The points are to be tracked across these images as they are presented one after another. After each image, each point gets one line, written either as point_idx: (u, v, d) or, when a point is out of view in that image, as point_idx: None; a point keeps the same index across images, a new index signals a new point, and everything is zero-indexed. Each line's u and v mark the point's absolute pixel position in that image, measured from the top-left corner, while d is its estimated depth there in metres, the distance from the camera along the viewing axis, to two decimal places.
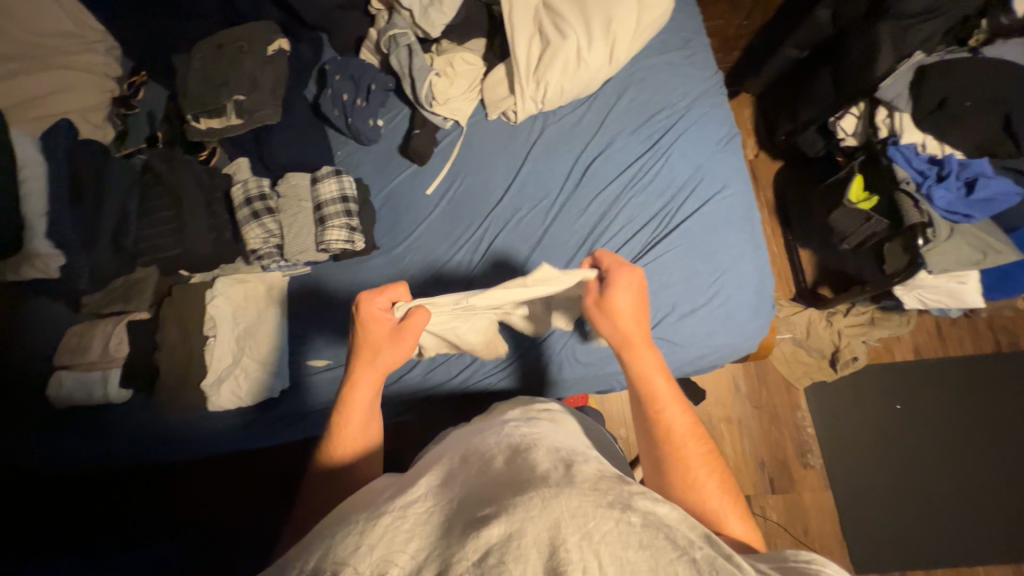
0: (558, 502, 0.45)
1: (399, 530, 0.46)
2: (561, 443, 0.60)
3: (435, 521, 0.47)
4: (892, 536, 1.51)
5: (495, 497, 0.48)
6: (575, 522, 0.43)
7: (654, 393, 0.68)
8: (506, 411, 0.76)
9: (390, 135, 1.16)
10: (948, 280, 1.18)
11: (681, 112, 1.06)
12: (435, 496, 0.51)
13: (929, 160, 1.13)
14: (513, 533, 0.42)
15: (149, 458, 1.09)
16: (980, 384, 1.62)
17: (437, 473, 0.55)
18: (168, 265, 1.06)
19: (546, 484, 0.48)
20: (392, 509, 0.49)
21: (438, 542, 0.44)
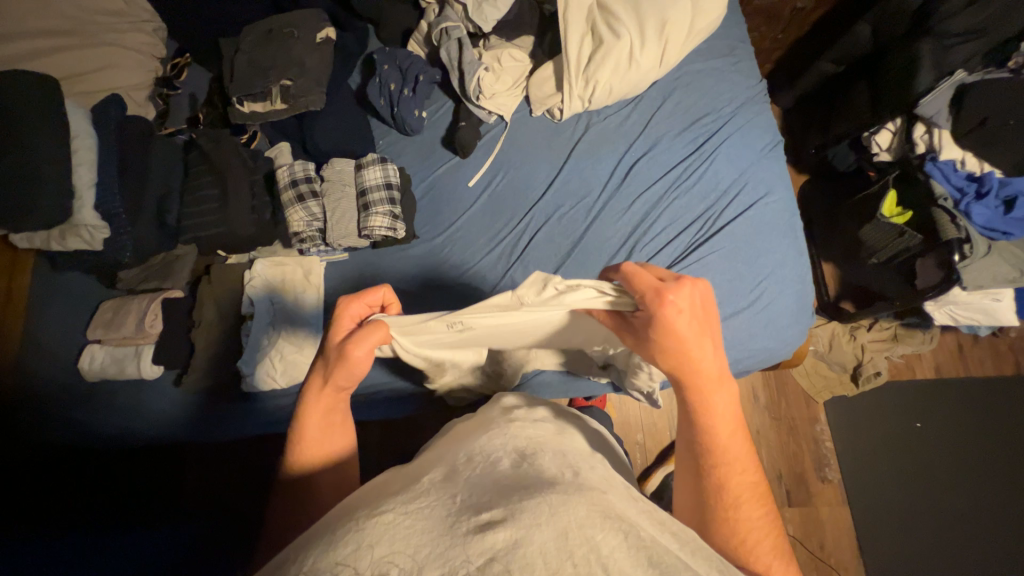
0: (567, 511, 0.44)
1: (399, 527, 0.43)
2: (559, 447, 0.60)
3: (434, 516, 0.45)
4: (908, 555, 1.50)
5: (500, 500, 0.46)
6: (582, 534, 0.43)
7: (715, 444, 0.59)
8: (507, 407, 0.75)
9: (433, 127, 1.17)
10: (983, 297, 1.19)
11: (727, 117, 1.07)
12: (437, 491, 0.48)
13: (968, 177, 1.16)
14: (519, 540, 0.41)
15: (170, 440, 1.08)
16: (1001, 405, 1.62)
17: (441, 469, 0.54)
18: (208, 243, 1.06)
19: (551, 490, 0.48)
20: (392, 507, 0.46)
21: (437, 538, 0.42)
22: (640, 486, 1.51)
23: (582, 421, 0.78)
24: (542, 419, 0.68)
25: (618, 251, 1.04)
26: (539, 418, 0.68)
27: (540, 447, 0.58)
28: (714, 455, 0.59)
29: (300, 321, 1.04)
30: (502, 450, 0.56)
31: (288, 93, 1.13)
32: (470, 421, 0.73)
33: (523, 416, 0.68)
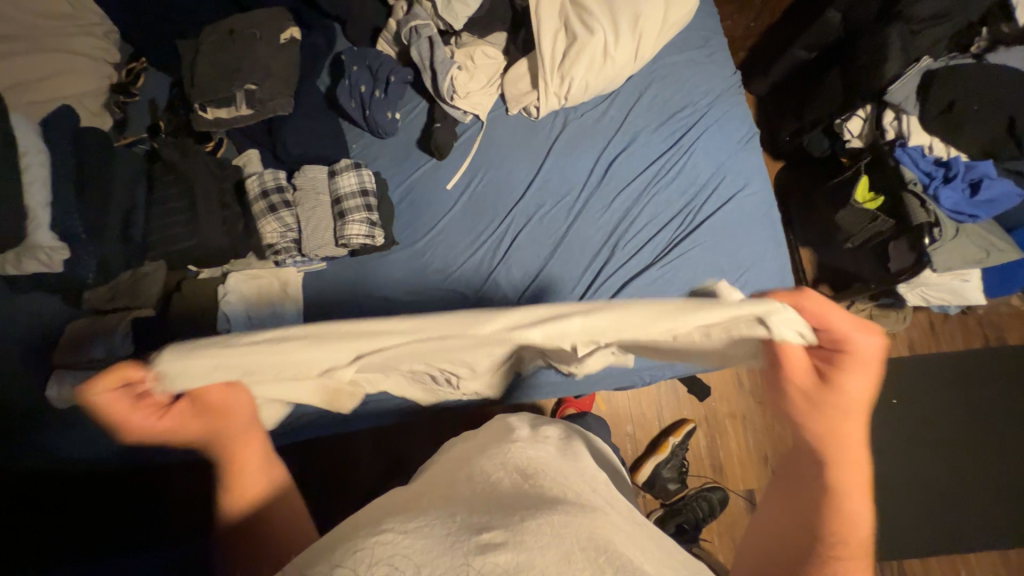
0: (568, 532, 0.45)
1: (400, 546, 0.41)
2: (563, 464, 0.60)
3: (435, 535, 0.43)
4: (889, 527, 1.56)
5: (501, 520, 0.45)
6: (585, 556, 0.43)
7: (841, 529, 0.50)
8: (513, 424, 0.73)
9: (408, 128, 1.14)
10: (952, 278, 1.23)
11: (704, 110, 1.07)
12: (436, 513, 0.47)
13: (935, 162, 1.18)
14: (523, 561, 0.40)
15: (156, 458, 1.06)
16: (970, 377, 1.69)
17: (441, 490, 0.53)
18: (178, 259, 1.02)
19: (553, 510, 0.48)
20: (390, 527, 0.44)
21: (437, 555, 0.41)
22: (632, 476, 1.54)
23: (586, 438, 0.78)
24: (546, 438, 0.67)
25: (602, 247, 1.03)
26: (542, 436, 0.68)
27: (540, 462, 0.58)
28: (832, 537, 0.51)
29: None
30: (500, 469, 0.56)
31: (254, 97, 1.08)
32: (472, 442, 0.70)
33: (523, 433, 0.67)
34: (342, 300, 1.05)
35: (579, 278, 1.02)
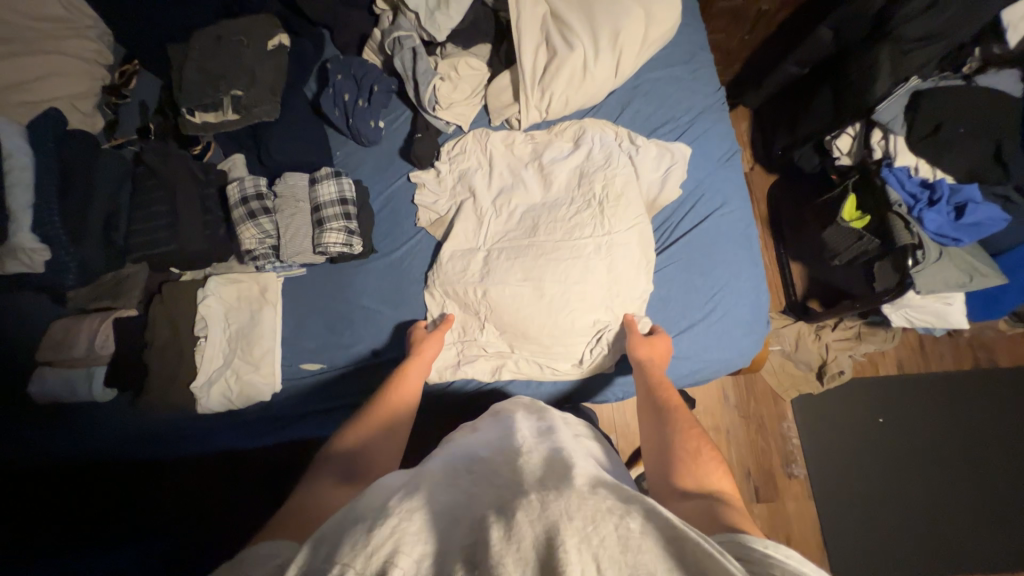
0: (560, 505, 0.47)
1: (405, 531, 0.46)
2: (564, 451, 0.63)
3: (434, 526, 0.48)
4: (870, 547, 1.55)
5: (498, 504, 0.50)
6: (574, 525, 0.45)
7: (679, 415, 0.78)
8: (515, 415, 0.78)
9: (392, 137, 1.15)
10: (935, 301, 1.21)
11: (685, 126, 1.07)
12: (433, 496, 0.52)
13: (922, 183, 1.16)
14: (515, 537, 0.44)
15: (136, 456, 1.07)
16: (959, 398, 1.67)
17: (438, 479, 0.56)
18: (160, 261, 1.04)
19: (547, 489, 0.51)
20: (395, 511, 0.49)
21: (437, 545, 0.46)
22: None
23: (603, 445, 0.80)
24: (541, 424, 0.74)
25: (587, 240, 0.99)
26: (542, 423, 0.75)
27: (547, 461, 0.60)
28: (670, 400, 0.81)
29: (259, 337, 1.03)
30: (498, 470, 0.58)
31: (240, 103, 1.10)
32: (470, 434, 0.74)
33: (524, 428, 0.72)
34: (324, 305, 1.07)
35: (604, 305, 0.97)
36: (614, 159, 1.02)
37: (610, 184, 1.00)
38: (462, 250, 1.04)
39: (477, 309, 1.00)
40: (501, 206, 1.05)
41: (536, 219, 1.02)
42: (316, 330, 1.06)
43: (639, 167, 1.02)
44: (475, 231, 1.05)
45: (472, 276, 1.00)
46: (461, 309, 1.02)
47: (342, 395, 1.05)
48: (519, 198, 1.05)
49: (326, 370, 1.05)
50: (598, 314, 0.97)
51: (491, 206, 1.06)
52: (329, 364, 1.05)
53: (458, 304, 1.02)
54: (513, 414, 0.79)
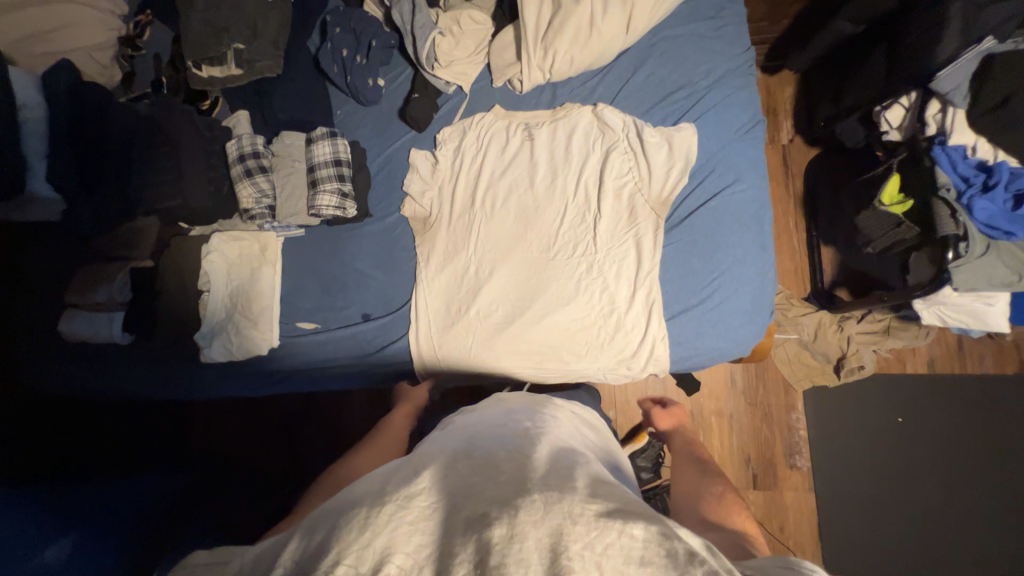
0: (561, 507, 0.50)
1: (402, 521, 0.50)
2: (559, 447, 0.67)
3: (436, 518, 0.51)
4: (868, 546, 1.51)
5: (496, 500, 0.52)
6: (576, 532, 0.47)
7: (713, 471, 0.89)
8: (515, 402, 0.84)
9: (392, 96, 1.11)
10: (972, 300, 1.09)
11: (702, 92, 0.97)
12: (436, 490, 0.54)
13: (977, 166, 1.02)
14: (516, 536, 0.47)
15: (149, 397, 1.15)
16: (995, 405, 1.54)
17: (440, 466, 0.59)
18: (167, 216, 1.08)
19: (548, 487, 0.54)
20: (394, 497, 0.53)
21: (438, 536, 0.50)
22: None
23: (589, 422, 0.85)
24: (542, 413, 0.79)
25: (579, 242, 0.96)
26: (538, 411, 0.79)
27: (545, 454, 0.64)
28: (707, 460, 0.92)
29: (258, 294, 1.07)
30: (496, 457, 0.62)
31: (242, 57, 1.07)
32: (474, 414, 0.79)
33: (524, 416, 0.76)
34: (321, 266, 1.08)
35: (593, 309, 0.95)
36: (612, 164, 0.97)
37: (604, 192, 0.96)
38: (449, 252, 1.02)
39: (459, 313, 1.00)
40: (493, 209, 1.01)
41: (526, 226, 0.99)
42: (311, 291, 1.09)
43: (647, 168, 0.95)
44: (462, 229, 1.02)
45: (461, 270, 1.01)
46: (442, 313, 1.01)
47: (332, 356, 1.06)
48: (512, 199, 1.01)
49: (320, 330, 1.07)
50: (587, 317, 0.95)
51: (483, 208, 1.02)
52: (323, 324, 1.07)
53: (444, 314, 1.01)
54: (506, 402, 0.84)
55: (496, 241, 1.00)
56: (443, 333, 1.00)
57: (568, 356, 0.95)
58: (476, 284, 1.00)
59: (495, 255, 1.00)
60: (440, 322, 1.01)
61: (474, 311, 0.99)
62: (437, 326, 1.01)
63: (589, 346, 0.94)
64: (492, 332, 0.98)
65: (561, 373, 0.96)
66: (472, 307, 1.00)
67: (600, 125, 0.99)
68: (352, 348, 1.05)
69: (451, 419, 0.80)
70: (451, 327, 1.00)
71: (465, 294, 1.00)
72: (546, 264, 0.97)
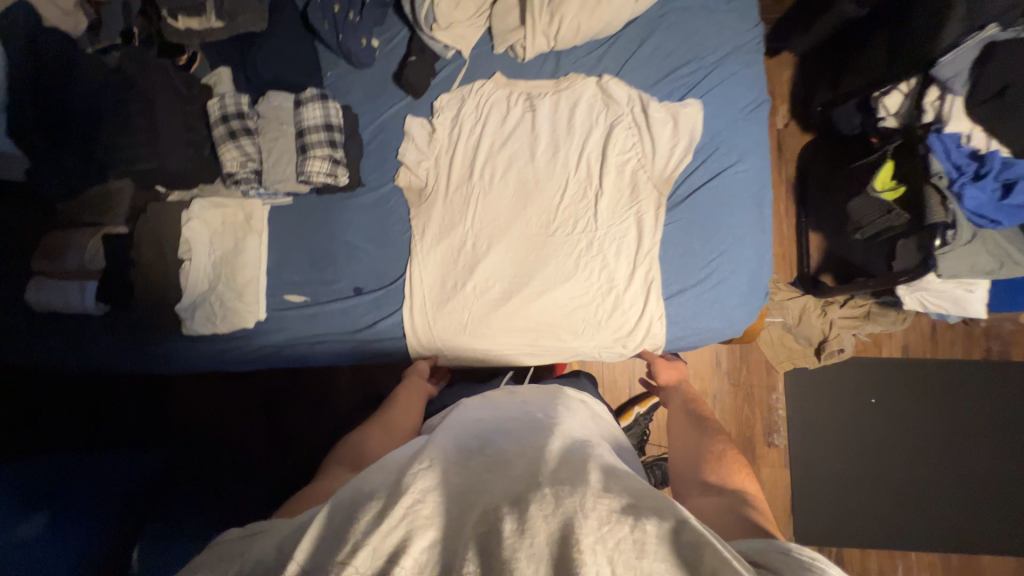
0: (573, 501, 0.50)
1: (418, 514, 0.50)
2: (569, 438, 0.66)
3: (447, 512, 0.51)
4: (836, 517, 1.60)
5: (510, 495, 0.52)
6: (590, 526, 0.47)
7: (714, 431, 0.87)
8: (525, 394, 0.84)
9: (386, 59, 1.05)
10: (955, 287, 1.13)
11: (710, 68, 0.95)
12: (450, 485, 0.55)
13: (971, 155, 1.04)
14: (527, 532, 0.47)
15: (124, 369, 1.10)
16: (961, 387, 1.62)
17: (452, 461, 0.59)
18: (143, 179, 1.01)
19: (560, 482, 0.53)
20: (411, 489, 0.52)
21: (450, 531, 0.50)
22: None
23: (597, 412, 0.85)
24: (554, 405, 0.78)
25: (581, 218, 0.95)
26: (551, 404, 0.79)
27: (556, 445, 0.63)
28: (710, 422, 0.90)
29: (244, 265, 1.02)
30: (507, 452, 0.61)
31: (222, 8, 0.99)
32: (483, 405, 0.79)
33: (537, 408, 0.77)
34: (310, 236, 1.04)
35: (592, 286, 0.94)
36: (615, 140, 0.95)
37: (605, 170, 0.94)
38: (446, 225, 0.99)
39: (456, 288, 0.98)
40: (492, 181, 0.98)
41: (526, 200, 0.97)
42: (299, 262, 1.04)
43: (650, 145, 0.93)
44: (460, 203, 0.99)
45: (458, 244, 0.98)
46: (439, 288, 0.99)
47: (321, 330, 1.03)
48: (512, 173, 0.98)
49: (309, 304, 1.03)
50: (587, 295, 0.94)
51: (482, 180, 0.99)
52: (312, 297, 1.03)
53: (440, 290, 0.98)
54: (512, 394, 0.83)
55: (495, 215, 0.98)
56: (439, 310, 0.98)
57: (566, 334, 0.94)
58: (474, 259, 0.97)
59: (494, 229, 0.97)
60: (436, 298, 0.98)
61: (469, 286, 0.97)
62: (433, 301, 0.98)
63: (586, 324, 0.94)
64: (488, 310, 0.96)
65: (559, 350, 0.96)
66: (469, 283, 0.97)
67: (604, 98, 0.96)
68: (342, 322, 1.02)
69: (461, 407, 0.80)
70: (447, 303, 0.97)
71: (460, 268, 0.98)
72: (547, 239, 0.95)
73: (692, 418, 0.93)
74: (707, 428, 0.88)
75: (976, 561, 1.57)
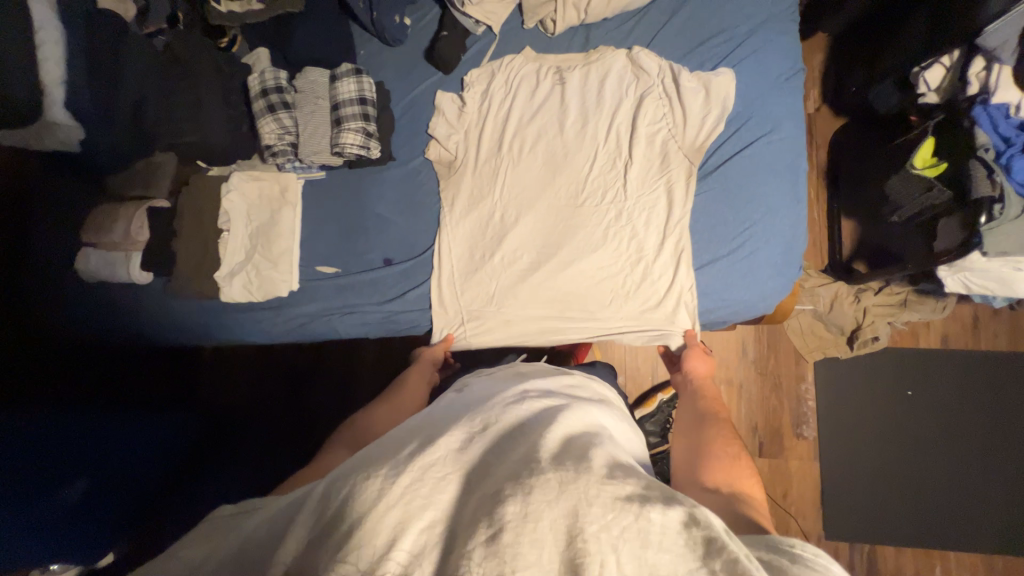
0: (576, 487, 0.47)
1: (415, 495, 0.48)
2: (577, 422, 0.65)
3: (449, 495, 0.50)
4: (868, 512, 1.54)
5: (511, 474, 0.49)
6: (593, 514, 0.44)
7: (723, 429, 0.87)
8: (533, 380, 0.82)
9: (418, 36, 1.07)
10: (1003, 264, 1.07)
11: (743, 37, 0.94)
12: (455, 464, 0.53)
13: (1020, 126, 0.99)
14: (529, 515, 0.44)
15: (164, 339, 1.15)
16: (1005, 381, 1.55)
17: (458, 435, 0.57)
18: (187, 151, 1.05)
19: (564, 466, 0.50)
20: (409, 468, 0.50)
21: (449, 513, 0.48)
22: None
23: (608, 406, 0.83)
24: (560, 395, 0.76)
25: (609, 189, 0.95)
26: (557, 394, 0.77)
27: (563, 425, 0.62)
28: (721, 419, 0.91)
29: (279, 236, 1.05)
30: (513, 428, 0.61)
31: None
32: (490, 390, 0.77)
33: (546, 394, 0.75)
34: (342, 209, 1.07)
35: (621, 257, 0.94)
36: (646, 110, 0.94)
37: (635, 140, 0.94)
38: (475, 197, 1.01)
39: (483, 259, 0.99)
40: (521, 153, 0.99)
41: (553, 172, 0.97)
42: (332, 234, 1.07)
43: (681, 115, 0.93)
44: (488, 176, 1.01)
45: (485, 215, 1.00)
46: (466, 259, 1.00)
47: (352, 300, 1.06)
48: (540, 145, 0.99)
49: (341, 275, 1.06)
50: (616, 266, 0.94)
51: (510, 154, 1.00)
52: (344, 268, 1.06)
53: (468, 260, 1.00)
54: (522, 380, 0.82)
55: (522, 187, 0.99)
56: (466, 282, 0.99)
57: (594, 304, 0.95)
58: (500, 230, 0.99)
59: (522, 200, 0.98)
60: (463, 268, 1.00)
61: (496, 256, 0.98)
62: (459, 271, 1.00)
63: (614, 294, 0.94)
64: (514, 282, 0.97)
65: (586, 323, 0.95)
66: (495, 254, 0.98)
67: (635, 69, 0.96)
68: (373, 293, 1.05)
69: (468, 392, 0.79)
70: (474, 273, 0.99)
71: (488, 239, 0.99)
72: (572, 211, 0.96)
73: (702, 412, 0.94)
74: (716, 425, 0.89)
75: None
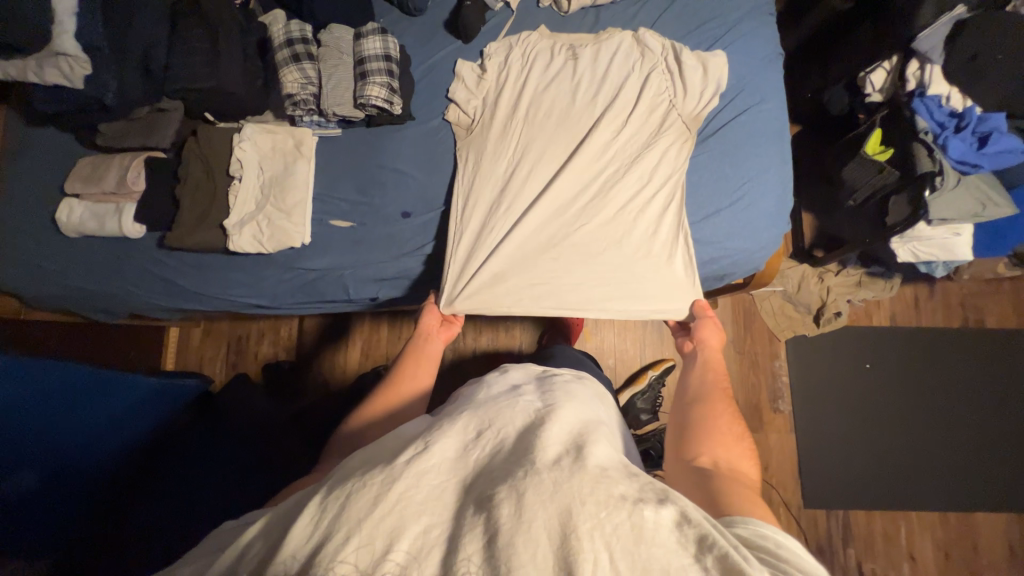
0: (570, 486, 0.42)
1: (412, 500, 0.43)
2: (580, 410, 0.58)
3: (444, 498, 0.44)
4: (838, 479, 1.65)
5: (505, 474, 0.45)
6: (587, 511, 0.40)
7: (720, 395, 0.77)
8: (520, 373, 0.73)
9: (437, 8, 1.13)
10: (945, 232, 1.28)
11: (732, 24, 1.07)
12: (451, 473, 0.47)
13: (950, 113, 1.20)
14: (523, 515, 0.40)
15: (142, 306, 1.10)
16: (943, 353, 1.75)
17: (452, 442, 0.50)
18: (196, 100, 1.03)
19: (560, 466, 0.45)
20: (403, 474, 0.45)
21: (447, 517, 0.43)
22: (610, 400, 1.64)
23: (607, 399, 0.75)
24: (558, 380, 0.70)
25: (618, 150, 1.03)
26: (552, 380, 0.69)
27: (569, 416, 0.55)
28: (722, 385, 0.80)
29: (292, 187, 1.04)
30: (513, 425, 0.53)
31: None
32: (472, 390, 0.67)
33: (535, 386, 0.66)
34: (358, 164, 1.07)
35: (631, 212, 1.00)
36: (651, 84, 1.05)
37: (639, 110, 1.04)
38: (492, 154, 1.05)
39: (498, 212, 1.02)
40: (536, 117, 1.06)
41: (566, 134, 1.04)
42: (347, 188, 1.07)
43: (683, 87, 1.03)
44: (504, 135, 1.06)
45: (500, 172, 1.04)
46: (481, 213, 1.02)
47: (365, 251, 1.05)
48: (555, 110, 1.06)
49: (357, 228, 1.06)
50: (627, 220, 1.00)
51: (525, 118, 1.06)
52: (359, 221, 1.06)
53: (484, 213, 1.02)
54: (505, 373, 0.73)
55: (537, 146, 1.04)
56: (477, 239, 1.00)
57: (607, 256, 0.99)
58: (515, 186, 1.03)
59: (537, 158, 1.04)
60: (476, 223, 1.01)
61: (511, 210, 1.01)
62: (474, 224, 1.01)
63: (624, 245, 1.00)
64: (528, 236, 1.00)
65: (600, 274, 0.99)
66: (510, 208, 1.02)
67: (640, 48, 1.07)
68: (386, 249, 1.05)
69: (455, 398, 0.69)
70: (490, 224, 1.01)
71: (503, 195, 1.03)
72: (583, 169, 1.02)
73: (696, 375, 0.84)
74: (715, 391, 0.78)
75: (971, 519, 1.64)
